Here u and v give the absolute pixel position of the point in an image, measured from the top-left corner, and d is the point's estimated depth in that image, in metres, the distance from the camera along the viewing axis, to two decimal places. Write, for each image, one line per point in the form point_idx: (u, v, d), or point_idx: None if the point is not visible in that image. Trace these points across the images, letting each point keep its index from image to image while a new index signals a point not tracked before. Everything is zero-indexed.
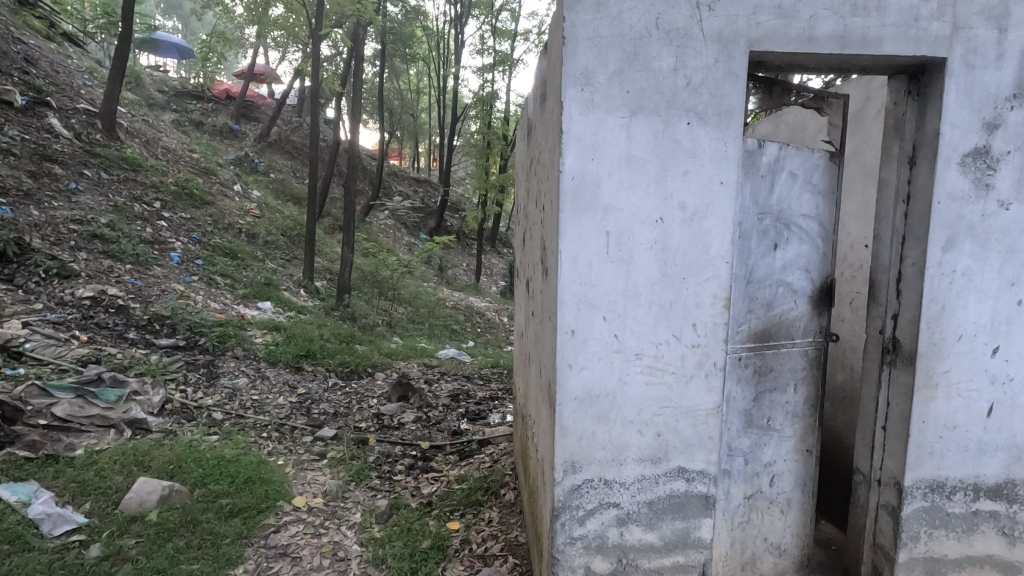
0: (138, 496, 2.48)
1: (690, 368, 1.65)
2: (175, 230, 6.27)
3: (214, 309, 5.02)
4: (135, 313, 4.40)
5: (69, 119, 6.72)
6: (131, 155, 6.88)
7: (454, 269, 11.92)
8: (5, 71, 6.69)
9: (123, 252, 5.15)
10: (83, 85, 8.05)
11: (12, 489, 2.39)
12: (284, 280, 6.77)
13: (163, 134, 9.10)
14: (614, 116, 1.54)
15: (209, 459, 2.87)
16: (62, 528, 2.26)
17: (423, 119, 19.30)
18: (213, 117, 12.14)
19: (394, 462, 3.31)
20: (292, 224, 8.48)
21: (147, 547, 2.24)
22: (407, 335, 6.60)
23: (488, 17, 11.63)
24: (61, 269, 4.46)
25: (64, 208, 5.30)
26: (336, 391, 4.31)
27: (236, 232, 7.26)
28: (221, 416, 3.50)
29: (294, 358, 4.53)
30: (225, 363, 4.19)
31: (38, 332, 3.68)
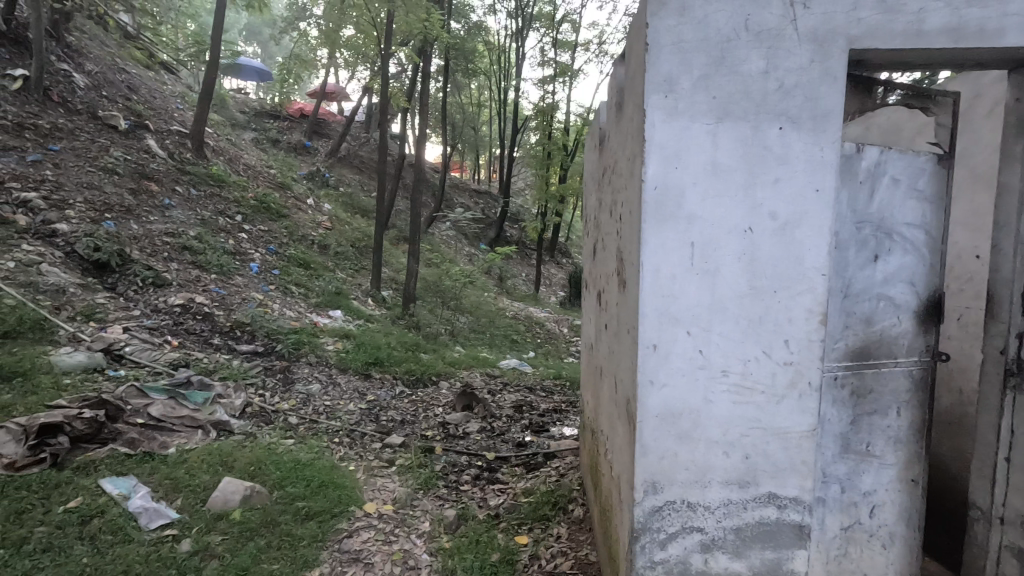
0: (224, 495, 2.60)
1: (781, 388, 1.55)
2: (254, 242, 6.66)
3: (290, 317, 5.28)
4: (219, 319, 4.68)
5: (164, 141, 7.31)
6: (216, 173, 7.38)
7: (513, 279, 12.00)
8: (112, 99, 7.35)
9: (209, 263, 5.50)
10: (176, 109, 8.73)
11: (115, 482, 2.56)
12: (353, 289, 7.03)
13: (245, 152, 9.71)
14: (699, 123, 1.48)
15: (286, 462, 3.00)
16: (157, 523, 2.40)
17: (484, 132, 19.66)
18: (288, 135, 12.86)
19: (460, 472, 3.34)
20: (361, 236, 8.82)
21: (232, 544, 2.35)
22: (469, 345, 6.67)
23: (549, 29, 11.72)
24: (156, 278, 4.80)
25: (159, 222, 5.73)
26: (403, 399, 4.42)
27: (309, 243, 7.61)
28: (296, 420, 3.64)
29: (363, 365, 4.68)
30: (300, 369, 4.38)
31: (136, 336, 3.97)
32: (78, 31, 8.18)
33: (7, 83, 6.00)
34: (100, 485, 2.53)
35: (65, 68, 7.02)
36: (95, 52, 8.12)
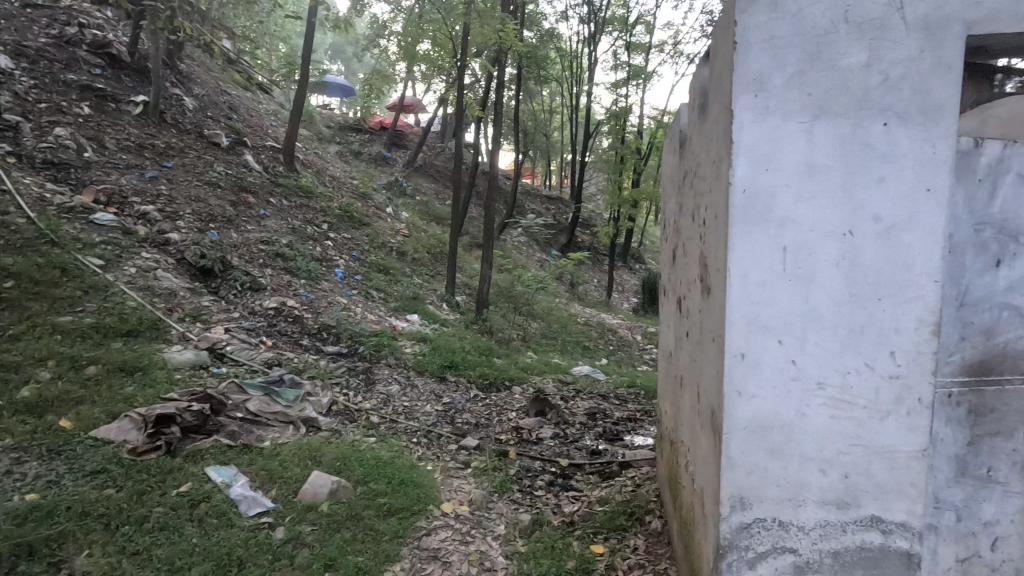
0: (313, 488, 2.76)
1: (885, 403, 1.45)
2: (339, 249, 7.04)
3: (371, 320, 5.54)
4: (308, 322, 4.98)
5: (260, 156, 7.91)
6: (305, 185, 7.87)
7: (584, 285, 11.91)
8: (216, 118, 8.05)
9: (299, 269, 5.88)
10: (270, 126, 9.40)
11: (218, 471, 2.78)
12: (429, 294, 7.25)
13: (330, 164, 10.31)
14: (793, 122, 1.41)
15: (369, 459, 3.14)
16: (255, 510, 2.58)
17: (556, 138, 19.71)
18: (369, 147, 13.53)
19: (535, 477, 3.35)
20: (436, 243, 9.10)
21: (320, 535, 2.49)
22: (541, 351, 6.68)
23: (622, 32, 11.58)
24: (253, 283, 5.18)
25: (255, 231, 6.19)
26: (478, 402, 4.50)
27: (388, 250, 7.94)
28: (377, 419, 3.80)
29: (439, 368, 4.82)
30: (381, 370, 4.57)
31: (237, 336, 4.30)
32: (188, 59, 9.02)
33: (130, 108, 6.70)
34: (207, 472, 2.75)
35: (177, 93, 7.76)
36: (202, 77, 8.93)
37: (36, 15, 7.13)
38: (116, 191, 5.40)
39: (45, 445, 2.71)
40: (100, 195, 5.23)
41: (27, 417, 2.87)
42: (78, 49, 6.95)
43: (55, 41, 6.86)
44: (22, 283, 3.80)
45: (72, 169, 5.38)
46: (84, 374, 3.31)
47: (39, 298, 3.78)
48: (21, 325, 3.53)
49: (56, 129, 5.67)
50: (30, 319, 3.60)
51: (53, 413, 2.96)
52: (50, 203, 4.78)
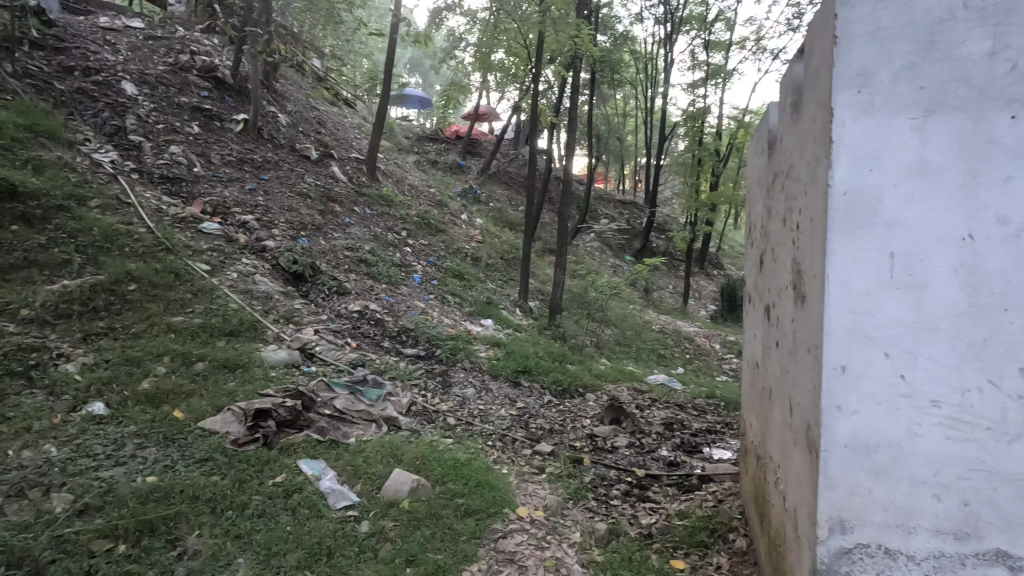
0: (395, 485, 2.86)
1: (1012, 425, 1.33)
2: (417, 255, 7.30)
3: (447, 324, 5.70)
4: (388, 325, 5.20)
5: (345, 167, 8.37)
6: (386, 194, 8.23)
7: (659, 291, 11.62)
8: (307, 133, 8.61)
9: (380, 274, 6.16)
10: (354, 139, 9.93)
11: (309, 464, 2.96)
12: (502, 299, 7.35)
13: (409, 173, 10.73)
14: (902, 118, 1.35)
15: (446, 460, 3.22)
16: (341, 503, 2.72)
17: (630, 142, 19.41)
18: (445, 156, 13.94)
19: (610, 486, 3.30)
20: (509, 249, 9.23)
21: (401, 531, 2.59)
22: (615, 358, 6.58)
23: (701, 31, 11.24)
24: (339, 287, 5.48)
25: (341, 238, 6.55)
26: (551, 408, 4.51)
27: (463, 255, 8.13)
28: (454, 421, 3.90)
29: (513, 373, 4.87)
30: (457, 373, 4.69)
31: (325, 337, 4.56)
32: (282, 79, 9.71)
33: (232, 126, 7.28)
34: (299, 465, 2.93)
35: (273, 110, 8.36)
36: (295, 95, 9.59)
37: (155, 46, 7.93)
38: (221, 202, 5.89)
39: (162, 433, 2.99)
40: (207, 206, 5.73)
41: (147, 407, 3.18)
42: (189, 74, 7.66)
43: (171, 68, 7.59)
44: (143, 286, 4.21)
45: (184, 183, 5.93)
46: (194, 369, 3.62)
47: (157, 300, 4.17)
48: (142, 323, 3.91)
49: (172, 147, 6.27)
50: (149, 318, 3.98)
51: (168, 404, 3.25)
52: (166, 214, 5.29)
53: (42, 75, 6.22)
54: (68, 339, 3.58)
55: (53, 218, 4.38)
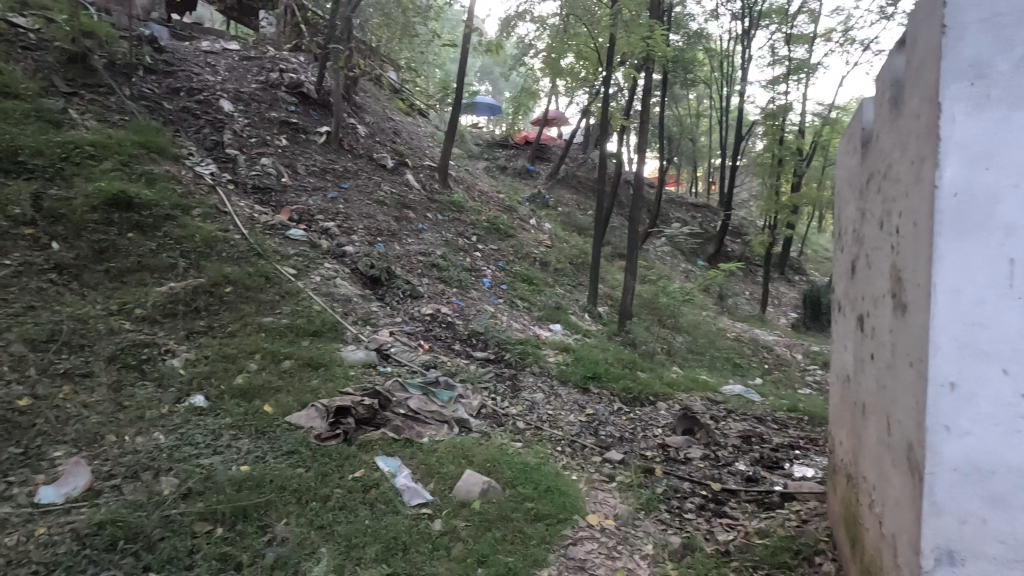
0: (466, 486, 2.92)
1: None
2: (487, 260, 7.43)
3: (516, 329, 5.75)
4: (459, 328, 5.31)
5: (419, 175, 8.66)
6: (457, 200, 8.43)
7: (735, 297, 11.14)
8: (383, 143, 8.99)
9: (451, 279, 6.32)
10: (427, 148, 10.26)
11: (385, 461, 3.07)
12: (571, 304, 7.32)
13: (479, 179, 10.94)
14: (1021, 112, 1.27)
15: (516, 464, 3.24)
16: (415, 501, 2.81)
17: (704, 143, 18.77)
18: (514, 162, 14.10)
19: (683, 498, 3.20)
20: (578, 254, 9.18)
21: (473, 531, 2.63)
22: (687, 366, 6.38)
23: (782, 25, 10.69)
24: (412, 291, 5.67)
25: (415, 243, 6.77)
26: (621, 416, 4.43)
27: (532, 260, 8.17)
28: (523, 425, 3.92)
29: (582, 379, 4.83)
30: (526, 377, 4.72)
31: (399, 339, 4.73)
32: (361, 92, 10.19)
33: (316, 138, 7.73)
34: (377, 462, 3.05)
35: (353, 122, 8.79)
36: (372, 107, 10.04)
37: (249, 66, 8.55)
38: (306, 210, 6.26)
39: (254, 425, 3.21)
40: (293, 213, 6.11)
41: (241, 401, 3.43)
42: (279, 91, 8.20)
43: (262, 85, 8.16)
44: (238, 288, 4.54)
45: (273, 192, 6.35)
46: (282, 367, 3.86)
47: (249, 301, 4.48)
48: (236, 323, 4.21)
49: (263, 160, 6.73)
50: (242, 318, 4.28)
51: (259, 399, 3.49)
52: (258, 221, 5.69)
53: (154, 97, 6.88)
54: (174, 336, 3.92)
55: (162, 226, 4.82)
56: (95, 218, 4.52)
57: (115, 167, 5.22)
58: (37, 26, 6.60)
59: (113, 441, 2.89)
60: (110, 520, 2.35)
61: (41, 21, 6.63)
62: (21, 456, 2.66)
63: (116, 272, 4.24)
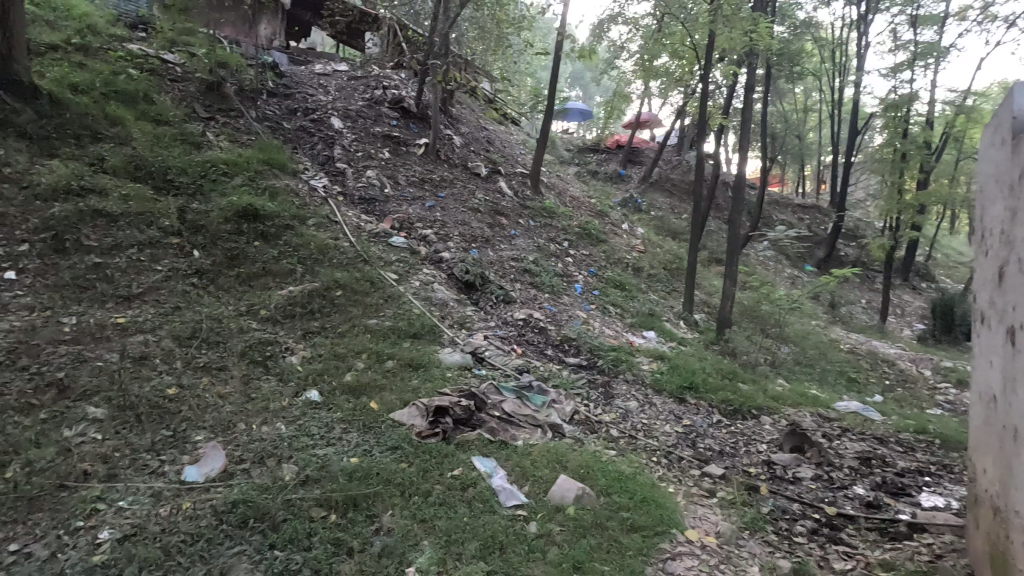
0: (560, 490, 2.93)
1: None
2: (578, 265, 7.41)
3: (609, 335, 5.69)
4: (551, 333, 5.33)
5: (511, 182, 8.83)
6: (549, 206, 8.50)
7: (849, 305, 10.24)
8: (478, 152, 9.27)
9: (543, 284, 6.37)
10: (519, 155, 10.45)
11: (481, 461, 3.15)
12: (665, 311, 7.10)
13: (570, 185, 10.94)
14: None
15: (611, 472, 3.20)
16: (511, 502, 2.86)
17: (812, 139, 17.48)
18: (605, 166, 13.97)
19: (793, 521, 3.00)
20: (673, 259, 8.91)
21: (568, 536, 2.64)
22: (794, 379, 5.96)
23: (906, 6, 9.70)
24: (505, 296, 5.78)
25: (508, 249, 6.90)
26: (722, 429, 4.23)
27: (624, 266, 8.04)
28: (617, 433, 3.86)
29: (678, 389, 4.67)
30: (619, 385, 4.64)
31: (493, 343, 4.84)
32: (456, 104, 10.58)
33: (415, 150, 8.13)
34: (473, 461, 3.14)
35: (450, 133, 9.15)
36: (467, 117, 10.39)
37: (356, 85, 9.18)
38: (406, 218, 6.60)
39: (361, 420, 3.43)
40: (395, 222, 6.46)
41: (350, 397, 3.68)
42: (382, 107, 8.72)
43: (368, 102, 8.72)
44: (347, 292, 4.87)
45: (378, 202, 6.76)
46: (386, 366, 4.09)
47: (357, 304, 4.79)
48: (346, 324, 4.53)
49: (368, 172, 7.19)
50: (351, 320, 4.59)
51: (366, 396, 3.73)
52: (364, 229, 6.08)
53: (275, 118, 7.59)
54: (292, 335, 4.28)
55: (282, 235, 5.30)
56: (228, 229, 5.05)
57: (243, 182, 5.81)
58: (182, 60, 7.53)
59: (243, 429, 3.21)
60: (243, 500, 2.61)
61: (186, 56, 7.55)
62: (169, 438, 3.03)
63: (245, 277, 4.71)
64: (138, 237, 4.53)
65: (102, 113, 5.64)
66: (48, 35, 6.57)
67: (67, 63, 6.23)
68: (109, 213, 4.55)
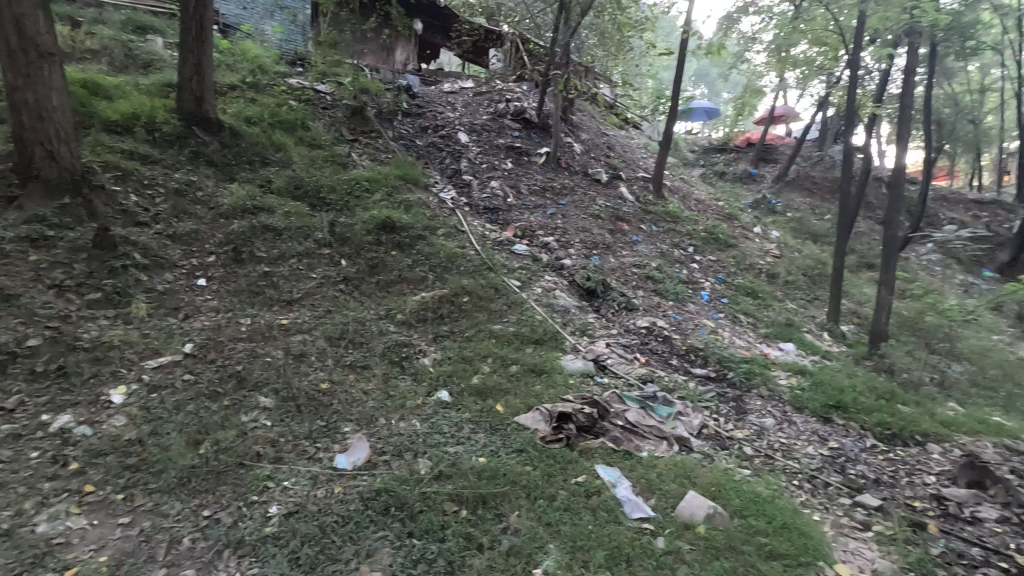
0: (689, 507, 2.82)
1: None
2: (705, 272, 7.05)
3: (741, 346, 5.34)
4: (676, 343, 5.13)
5: (633, 187, 8.67)
6: (672, 211, 8.21)
7: None
8: (598, 158, 9.23)
9: (668, 291, 6.15)
10: (641, 159, 10.23)
11: (605, 471, 3.11)
12: (805, 321, 6.51)
13: (696, 187, 10.47)
14: None
15: (746, 492, 3.01)
16: (637, 514, 2.81)
17: (992, 123, 15.00)
18: (734, 166, 13.19)
19: (972, 568, 2.63)
20: (815, 265, 8.15)
21: (699, 556, 2.54)
22: (970, 403, 5.14)
23: None
24: (628, 304, 5.67)
25: (629, 256, 6.77)
26: (877, 455, 3.78)
27: (757, 272, 7.50)
28: (751, 451, 3.61)
29: (823, 408, 4.26)
30: (753, 401, 4.32)
31: (615, 351, 4.77)
32: (577, 112, 10.63)
33: (536, 159, 8.30)
34: (597, 470, 3.12)
35: (570, 141, 9.22)
36: (588, 124, 10.40)
37: (481, 100, 9.61)
38: (528, 226, 6.75)
39: (488, 422, 3.57)
40: (518, 230, 6.63)
41: (477, 399, 3.85)
42: (505, 119, 9.03)
43: (492, 116, 9.08)
44: (473, 298, 5.10)
45: (501, 211, 7.00)
46: (510, 371, 4.21)
47: (483, 309, 5.00)
48: (473, 329, 4.74)
49: (492, 182, 7.47)
50: (477, 325, 4.80)
51: (492, 398, 3.87)
52: (489, 238, 6.33)
53: (409, 137, 8.19)
54: (425, 338, 4.57)
55: (416, 244, 5.69)
56: (369, 240, 5.54)
57: (383, 197, 6.34)
58: (332, 90, 8.41)
59: (384, 423, 3.50)
60: (384, 490, 2.84)
61: (334, 85, 8.42)
62: (323, 428, 3.39)
63: (384, 284, 5.13)
64: (298, 249, 5.13)
65: (269, 141, 6.47)
66: (229, 76, 7.70)
67: (243, 99, 7.26)
68: (275, 228, 5.20)
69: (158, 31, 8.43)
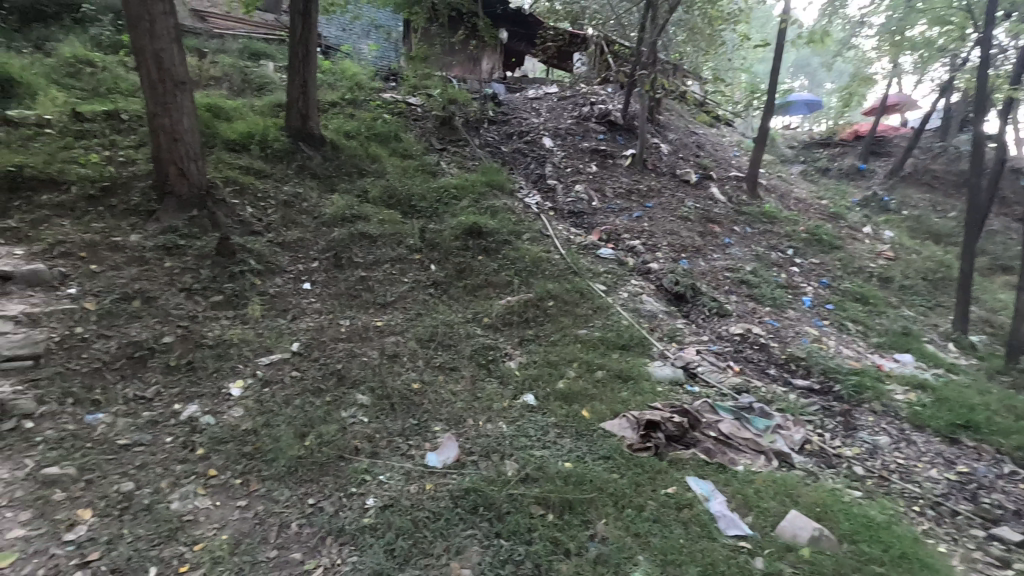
0: (792, 528, 2.65)
1: None
2: (806, 276, 6.58)
3: (848, 357, 4.92)
4: (774, 351, 4.82)
5: (724, 187, 8.29)
6: (769, 211, 7.75)
7: None
8: (687, 158, 8.91)
9: (764, 296, 5.80)
10: (733, 158, 9.75)
11: (697, 483, 2.99)
12: (926, 330, 5.88)
13: (795, 185, 9.81)
14: None
15: (857, 516, 2.77)
16: (733, 531, 2.67)
17: None
18: (840, 162, 12.22)
19: None
20: (937, 267, 7.36)
21: None
22: None
23: None
24: (720, 309, 5.41)
25: (721, 259, 6.47)
26: (1018, 483, 3.35)
27: (868, 275, 6.89)
28: (862, 471, 3.31)
29: (947, 427, 3.83)
30: (864, 416, 3.96)
31: (706, 358, 4.57)
32: (664, 111, 10.33)
33: (622, 161, 8.16)
34: (688, 482, 3.00)
35: (657, 141, 8.97)
36: (676, 124, 10.07)
37: (565, 104, 9.61)
38: (614, 230, 6.65)
39: (574, 427, 3.55)
40: (603, 234, 6.55)
41: (563, 404, 3.83)
42: (590, 122, 8.97)
43: (576, 119, 9.05)
44: (558, 302, 5.10)
45: (586, 215, 6.95)
46: (596, 376, 4.16)
47: (568, 314, 4.99)
48: (557, 333, 4.74)
49: (577, 186, 7.44)
50: (562, 329, 4.79)
51: (578, 403, 3.84)
52: (574, 242, 6.31)
53: (495, 143, 8.35)
54: (511, 341, 4.63)
55: (502, 249, 5.79)
56: (457, 245, 5.71)
57: (470, 204, 6.51)
58: (422, 102, 8.77)
59: (472, 424, 3.58)
60: (472, 489, 2.91)
61: (425, 97, 8.78)
62: (415, 426, 3.53)
63: (471, 287, 5.27)
64: (391, 254, 5.39)
65: (366, 153, 6.86)
66: (330, 94, 8.25)
67: (343, 115, 7.75)
68: (371, 235, 5.51)
69: (270, 56, 9.22)
